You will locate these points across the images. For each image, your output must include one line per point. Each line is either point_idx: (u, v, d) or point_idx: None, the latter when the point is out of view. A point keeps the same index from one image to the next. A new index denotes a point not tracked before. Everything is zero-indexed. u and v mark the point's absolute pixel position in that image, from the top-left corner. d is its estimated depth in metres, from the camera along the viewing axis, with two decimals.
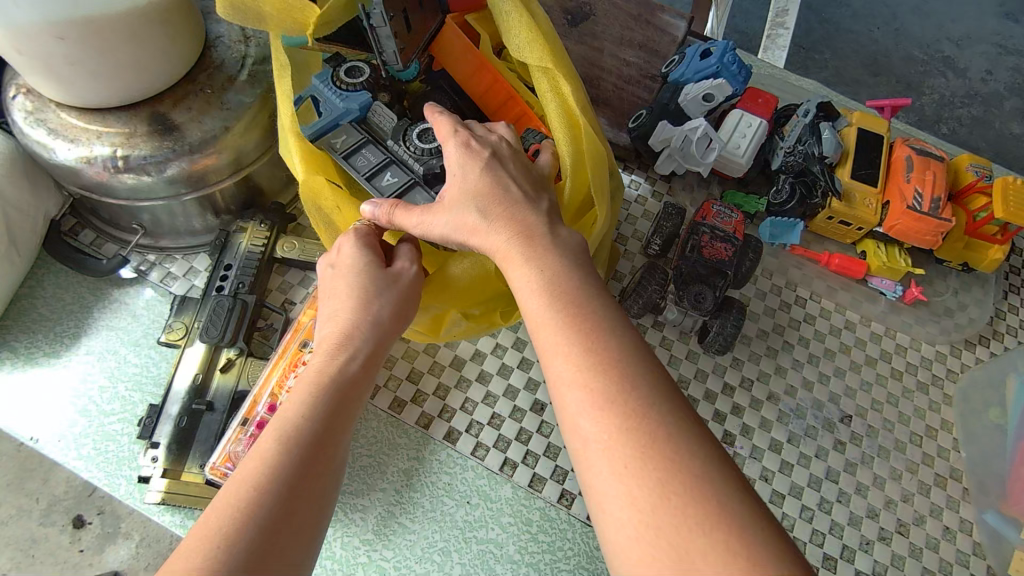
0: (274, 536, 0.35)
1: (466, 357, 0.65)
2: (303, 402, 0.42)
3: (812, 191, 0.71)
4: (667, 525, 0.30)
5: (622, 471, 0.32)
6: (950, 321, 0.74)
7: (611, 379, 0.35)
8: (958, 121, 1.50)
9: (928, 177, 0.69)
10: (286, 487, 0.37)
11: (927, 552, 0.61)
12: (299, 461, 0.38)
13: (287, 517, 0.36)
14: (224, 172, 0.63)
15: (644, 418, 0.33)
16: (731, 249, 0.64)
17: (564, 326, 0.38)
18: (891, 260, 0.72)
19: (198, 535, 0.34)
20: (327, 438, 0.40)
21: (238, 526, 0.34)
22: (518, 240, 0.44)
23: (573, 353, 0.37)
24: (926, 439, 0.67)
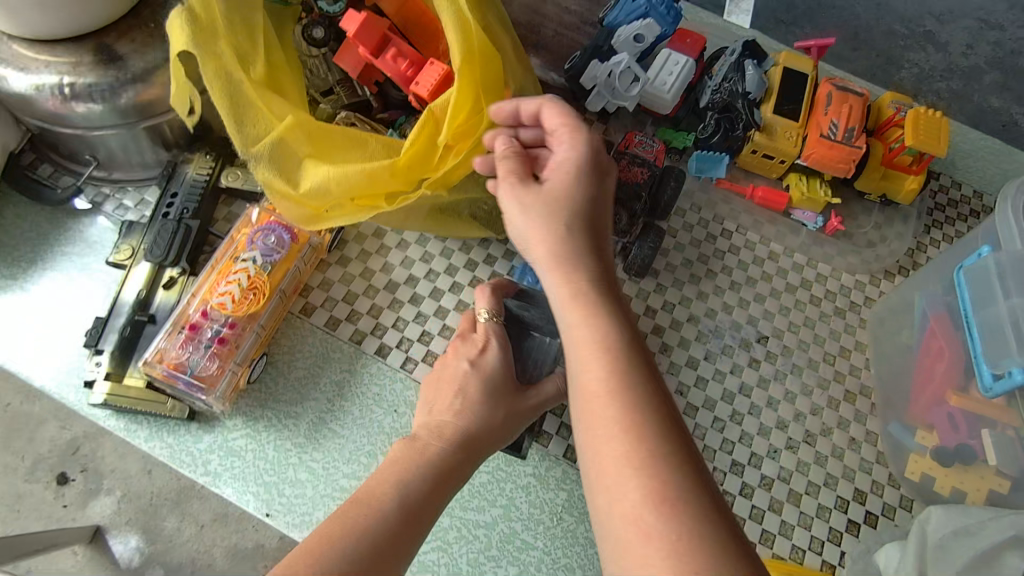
0: (408, 532, 0.42)
1: (401, 281, 0.69)
2: (424, 465, 0.46)
3: (735, 125, 0.75)
4: (666, 546, 0.33)
5: (629, 508, 0.35)
6: (871, 251, 0.77)
7: (628, 412, 0.38)
8: None
9: (845, 110, 0.73)
10: (429, 493, 0.45)
11: (831, 459, 0.65)
12: (439, 478, 0.47)
13: (421, 515, 0.44)
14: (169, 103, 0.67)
15: (655, 461, 0.36)
16: (648, 174, 0.67)
17: (597, 367, 0.40)
18: (811, 190, 0.75)
19: (353, 513, 0.42)
20: (426, 508, 0.44)
21: (359, 535, 0.40)
22: (554, 251, 0.46)
23: (596, 378, 0.40)
24: (839, 358, 0.70)
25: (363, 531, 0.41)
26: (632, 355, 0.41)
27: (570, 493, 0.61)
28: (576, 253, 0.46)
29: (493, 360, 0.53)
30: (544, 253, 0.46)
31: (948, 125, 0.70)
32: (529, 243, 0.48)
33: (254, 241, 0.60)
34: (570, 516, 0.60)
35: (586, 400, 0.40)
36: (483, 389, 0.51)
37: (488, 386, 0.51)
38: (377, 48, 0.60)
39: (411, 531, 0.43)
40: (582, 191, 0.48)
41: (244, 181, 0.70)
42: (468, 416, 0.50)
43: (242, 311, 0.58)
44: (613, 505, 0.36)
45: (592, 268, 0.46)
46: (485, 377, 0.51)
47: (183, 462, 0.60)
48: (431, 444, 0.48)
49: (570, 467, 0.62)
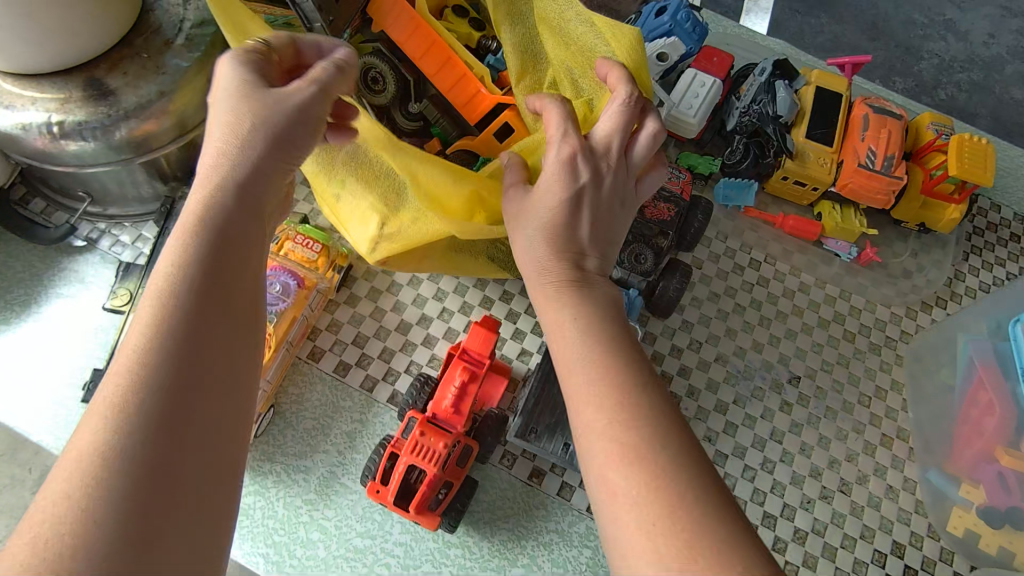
0: (186, 426, 0.30)
1: (413, 322, 0.66)
2: (169, 280, 0.33)
3: (766, 151, 0.71)
4: (653, 499, 0.33)
5: (614, 475, 0.34)
6: (907, 282, 0.73)
7: (613, 383, 0.38)
8: (957, 87, 1.47)
9: (883, 136, 0.68)
10: (178, 378, 0.31)
11: (868, 510, 0.62)
12: (198, 313, 0.33)
13: (191, 413, 0.31)
14: (167, 137, 0.63)
15: (641, 413, 0.36)
16: (674, 209, 0.63)
17: (575, 334, 0.42)
18: (845, 221, 0.71)
19: (64, 468, 0.28)
20: (218, 289, 0.34)
21: (123, 420, 0.29)
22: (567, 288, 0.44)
23: (597, 390, 0.37)
24: (875, 400, 0.67)
25: (126, 450, 0.28)
26: (622, 338, 0.41)
27: (595, 550, 0.57)
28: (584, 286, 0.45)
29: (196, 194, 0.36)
30: (552, 289, 0.44)
31: (995, 153, 0.66)
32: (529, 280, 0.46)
33: None
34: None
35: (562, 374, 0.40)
36: (193, 227, 0.35)
37: (193, 280, 0.33)
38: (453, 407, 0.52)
39: (186, 492, 0.29)
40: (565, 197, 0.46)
41: None
42: (191, 255, 0.34)
43: None
44: (594, 471, 0.35)
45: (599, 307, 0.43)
46: (209, 234, 0.35)
47: None
48: (145, 331, 0.31)
49: (593, 523, 0.58)
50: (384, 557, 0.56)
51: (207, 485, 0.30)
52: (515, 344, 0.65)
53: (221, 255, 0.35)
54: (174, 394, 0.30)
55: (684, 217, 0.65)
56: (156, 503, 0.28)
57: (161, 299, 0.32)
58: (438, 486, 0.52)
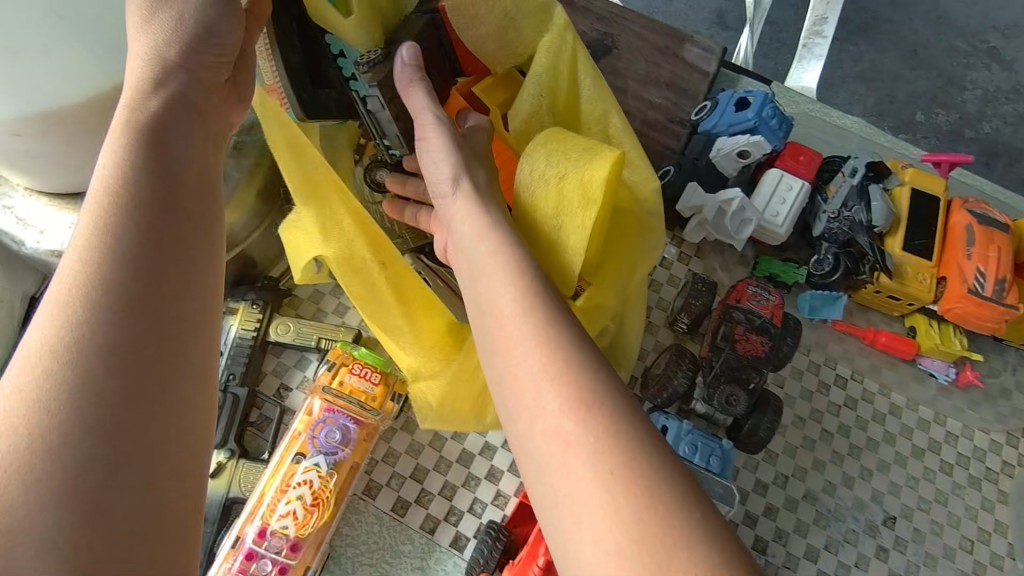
0: (137, 377, 0.28)
1: (475, 452, 0.60)
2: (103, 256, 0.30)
3: (859, 265, 0.65)
4: (630, 521, 0.29)
5: (603, 484, 0.30)
6: (1006, 404, 0.67)
7: (562, 382, 0.33)
8: (1002, 120, 1.40)
9: (991, 255, 0.63)
10: (126, 310, 0.29)
11: None
12: (146, 235, 0.31)
13: (149, 366, 0.29)
14: None
15: (593, 404, 0.32)
16: (768, 342, 0.58)
17: (513, 317, 0.36)
18: (944, 341, 0.65)
19: (7, 422, 0.26)
20: (163, 269, 0.31)
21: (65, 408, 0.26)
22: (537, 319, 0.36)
23: (565, 428, 0.32)
24: (978, 544, 0.61)
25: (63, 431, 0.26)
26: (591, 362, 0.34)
27: None
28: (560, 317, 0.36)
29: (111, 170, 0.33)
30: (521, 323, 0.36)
31: None
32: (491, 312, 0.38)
33: (318, 438, 0.52)
34: None
35: (501, 383, 0.36)
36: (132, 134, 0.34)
37: (128, 265, 0.30)
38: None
39: (148, 457, 0.27)
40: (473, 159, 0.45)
41: (297, 333, 0.61)
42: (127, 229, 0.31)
43: (307, 530, 0.49)
44: (549, 458, 0.32)
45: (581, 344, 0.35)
46: (139, 138, 0.34)
47: None
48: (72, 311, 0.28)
49: None
50: None
51: (166, 494, 0.27)
52: None
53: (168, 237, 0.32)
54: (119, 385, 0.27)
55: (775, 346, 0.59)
56: (110, 487, 0.26)
57: (106, 230, 0.31)
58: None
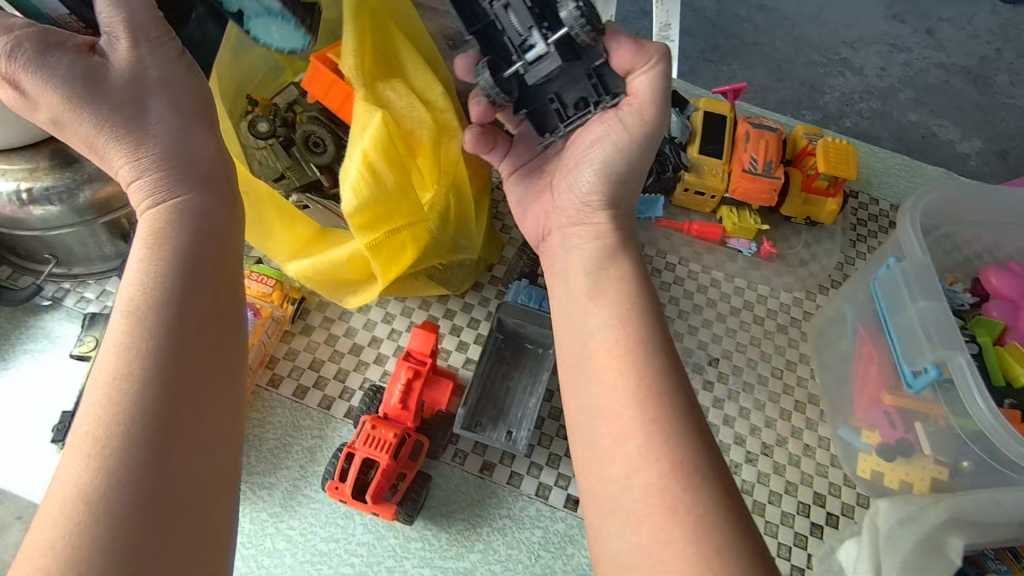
0: (173, 437, 0.35)
1: (364, 343, 0.71)
2: (151, 355, 0.37)
3: (666, 168, 0.79)
4: (690, 536, 0.36)
5: (665, 496, 0.38)
6: (804, 269, 0.82)
7: (659, 395, 0.41)
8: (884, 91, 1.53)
9: (762, 145, 0.78)
10: (167, 381, 0.36)
11: (789, 468, 0.69)
12: (174, 335, 0.38)
13: (180, 435, 0.36)
14: (128, 197, 0.69)
15: (667, 425, 0.40)
16: None
17: (611, 352, 0.44)
18: (742, 220, 0.80)
19: (73, 489, 0.33)
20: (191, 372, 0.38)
21: (125, 461, 0.34)
22: (630, 354, 0.43)
23: (637, 442, 0.40)
24: (786, 371, 0.75)
25: (126, 486, 0.33)
26: (674, 384, 0.42)
27: (546, 530, 0.63)
28: (653, 343, 0.44)
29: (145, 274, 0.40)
30: (610, 358, 0.44)
31: (856, 151, 0.77)
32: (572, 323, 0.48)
33: None
34: (547, 552, 0.62)
35: (581, 377, 0.45)
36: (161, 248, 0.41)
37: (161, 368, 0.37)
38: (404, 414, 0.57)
39: (198, 487, 0.35)
40: (621, 180, 0.52)
41: None
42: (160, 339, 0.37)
43: None
44: (644, 508, 0.38)
45: (660, 361, 0.43)
46: (182, 228, 0.42)
47: None
48: (121, 397, 0.35)
49: (543, 504, 0.63)
50: (348, 557, 0.60)
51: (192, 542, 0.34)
52: (460, 354, 0.70)
53: (201, 344, 0.39)
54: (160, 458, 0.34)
55: None
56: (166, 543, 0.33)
57: (134, 325, 0.38)
58: (393, 477, 0.57)
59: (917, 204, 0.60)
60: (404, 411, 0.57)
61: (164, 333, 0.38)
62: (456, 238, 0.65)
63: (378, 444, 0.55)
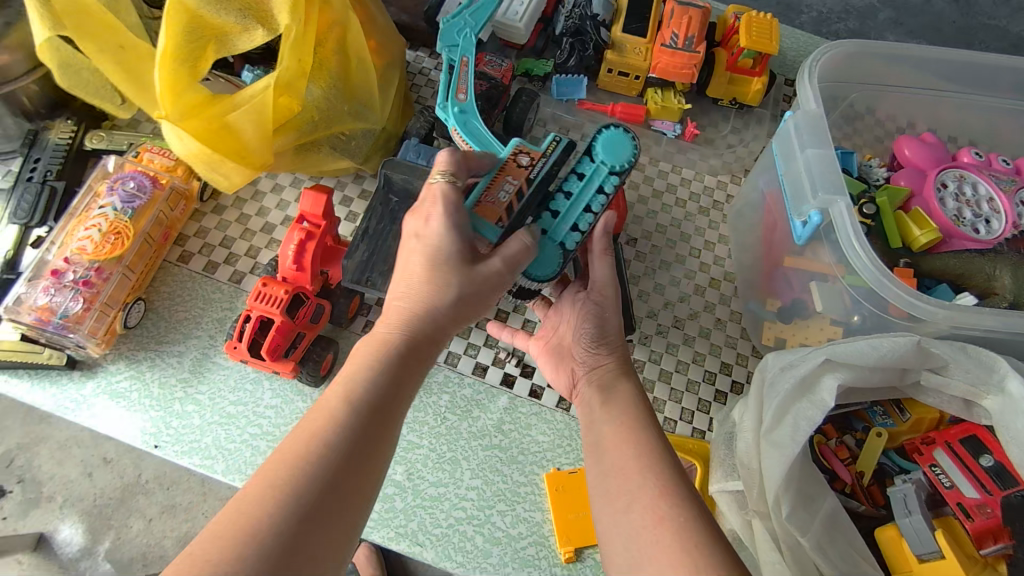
0: (350, 470, 0.36)
1: (277, 223, 0.70)
2: (352, 380, 0.41)
3: (587, 46, 0.79)
4: (678, 534, 0.37)
5: (655, 509, 0.39)
6: (730, 153, 0.81)
7: (641, 438, 0.44)
8: None
9: (684, 21, 0.76)
10: (370, 394, 0.41)
11: (699, 339, 0.69)
12: (389, 378, 0.42)
13: (365, 441, 0.38)
14: (21, 69, 0.67)
15: (650, 460, 0.43)
16: (483, 85, 0.73)
17: (624, 428, 0.46)
18: (665, 101, 0.78)
19: (257, 489, 0.34)
20: (384, 404, 0.41)
21: (308, 457, 0.36)
22: (621, 409, 0.48)
23: (642, 494, 0.40)
24: (704, 251, 0.75)
25: (295, 486, 0.34)
26: (655, 428, 0.46)
27: (453, 396, 0.63)
28: (644, 415, 0.47)
29: (363, 361, 0.43)
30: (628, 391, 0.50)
31: (778, 25, 0.75)
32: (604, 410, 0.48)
33: (114, 190, 0.61)
34: (453, 416, 0.62)
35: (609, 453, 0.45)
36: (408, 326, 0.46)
37: (372, 383, 0.41)
38: (295, 272, 0.58)
39: (346, 492, 0.36)
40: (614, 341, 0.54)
41: (109, 141, 0.70)
42: (373, 375, 0.42)
43: (104, 254, 0.58)
44: (642, 528, 0.39)
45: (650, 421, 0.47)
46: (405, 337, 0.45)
47: (66, 410, 0.60)
48: (335, 411, 0.39)
49: (450, 371, 0.64)
50: (255, 419, 0.60)
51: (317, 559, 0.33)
52: None
53: (396, 376, 0.43)
54: (340, 461, 0.37)
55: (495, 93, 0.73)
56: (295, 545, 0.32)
57: (357, 373, 0.42)
58: (290, 336, 0.57)
59: (820, 60, 0.59)
60: (293, 269, 0.58)
61: (363, 401, 0.40)
62: (349, 100, 0.64)
63: (266, 301, 0.55)
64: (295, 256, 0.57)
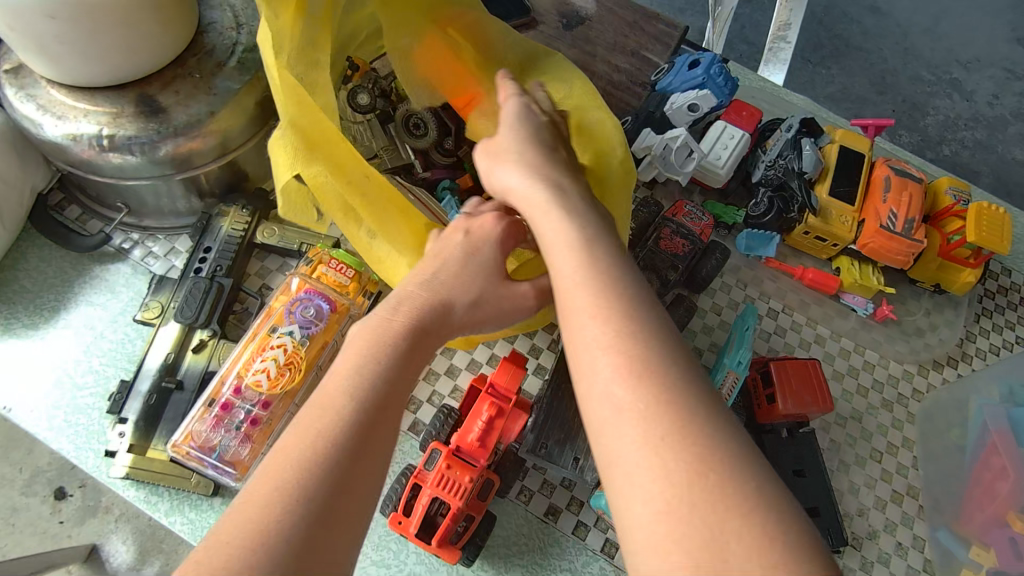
0: (328, 519, 0.31)
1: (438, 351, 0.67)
2: (346, 395, 0.36)
3: (789, 206, 0.73)
4: (645, 425, 0.33)
5: (623, 389, 0.34)
6: (920, 340, 0.75)
7: (615, 306, 0.38)
8: (961, 143, 1.41)
9: (904, 200, 0.70)
10: (362, 420, 0.35)
11: (878, 566, 0.63)
12: (382, 399, 0.37)
13: (366, 466, 0.34)
14: (209, 155, 0.64)
15: (649, 363, 0.35)
16: (688, 245, 0.66)
17: (574, 287, 0.40)
18: (863, 277, 0.73)
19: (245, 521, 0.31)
20: (379, 420, 0.36)
21: (303, 472, 0.32)
22: (585, 272, 0.40)
23: (619, 391, 0.34)
24: (886, 455, 0.69)
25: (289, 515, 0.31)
26: (631, 295, 0.39)
27: None
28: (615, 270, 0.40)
29: (350, 364, 0.38)
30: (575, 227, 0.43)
31: (1011, 223, 0.69)
32: (556, 283, 0.42)
33: (294, 313, 0.57)
34: None
35: (571, 338, 0.39)
36: (385, 342, 0.40)
37: (370, 400, 0.36)
38: (473, 449, 0.54)
39: (348, 515, 0.32)
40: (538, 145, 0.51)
41: (281, 237, 0.67)
42: (363, 400, 0.36)
43: (279, 388, 0.55)
44: (610, 419, 0.34)
45: (636, 299, 0.39)
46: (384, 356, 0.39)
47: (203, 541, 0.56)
48: (317, 430, 0.34)
49: (607, 563, 0.59)
50: None
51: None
52: (537, 379, 0.66)
53: (390, 396, 0.37)
54: (336, 489, 0.32)
55: (698, 255, 0.67)
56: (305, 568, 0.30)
57: (353, 389, 0.37)
58: (461, 519, 0.53)
59: None
60: (474, 439, 0.54)
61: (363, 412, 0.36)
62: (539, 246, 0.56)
63: (449, 485, 0.52)
64: (469, 429, 0.54)
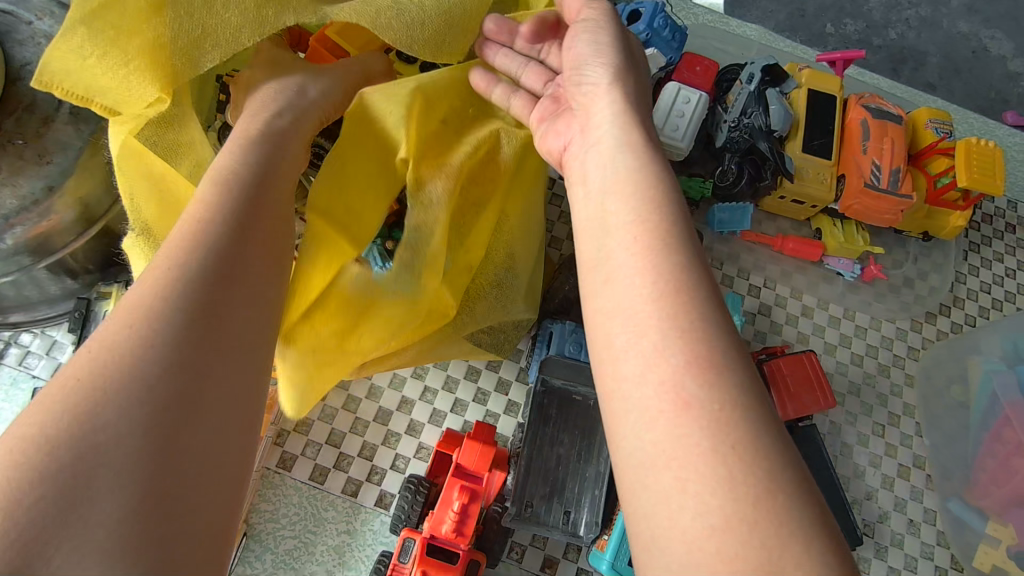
0: (161, 466, 0.27)
1: (393, 408, 0.59)
2: (151, 316, 0.30)
3: (762, 171, 0.64)
4: (705, 436, 0.27)
5: (677, 392, 0.28)
6: (910, 292, 0.70)
7: (671, 275, 0.31)
8: (906, 24, 1.30)
9: (886, 147, 0.63)
10: (181, 341, 0.30)
11: (893, 550, 0.60)
12: (200, 306, 0.32)
13: (201, 391, 0.30)
14: (72, 231, 0.52)
15: (698, 339, 0.29)
16: None
17: (628, 255, 0.33)
18: (848, 240, 0.67)
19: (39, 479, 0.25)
20: (206, 333, 0.31)
21: (110, 416, 0.27)
22: (643, 238, 0.33)
23: (671, 385, 0.28)
24: (889, 428, 0.64)
25: (112, 469, 0.26)
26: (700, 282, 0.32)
27: None
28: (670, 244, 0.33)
29: (162, 276, 0.32)
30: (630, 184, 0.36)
31: (1003, 156, 0.62)
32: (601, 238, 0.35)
33: None
34: None
35: (611, 294, 0.32)
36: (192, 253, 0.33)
37: (182, 312, 0.31)
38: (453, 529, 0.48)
39: (187, 456, 0.28)
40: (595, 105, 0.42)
41: None
42: (177, 313, 0.31)
43: None
44: (653, 420, 0.28)
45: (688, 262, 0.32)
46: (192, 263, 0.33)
47: None
48: (118, 359, 0.29)
49: None
50: None
51: (187, 528, 0.27)
52: (510, 418, 0.60)
53: (212, 304, 0.32)
54: (159, 429, 0.27)
55: None
56: (150, 521, 0.26)
57: (157, 305, 0.31)
58: None
59: None
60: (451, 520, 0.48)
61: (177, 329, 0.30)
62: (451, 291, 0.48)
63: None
64: (442, 512, 0.48)
